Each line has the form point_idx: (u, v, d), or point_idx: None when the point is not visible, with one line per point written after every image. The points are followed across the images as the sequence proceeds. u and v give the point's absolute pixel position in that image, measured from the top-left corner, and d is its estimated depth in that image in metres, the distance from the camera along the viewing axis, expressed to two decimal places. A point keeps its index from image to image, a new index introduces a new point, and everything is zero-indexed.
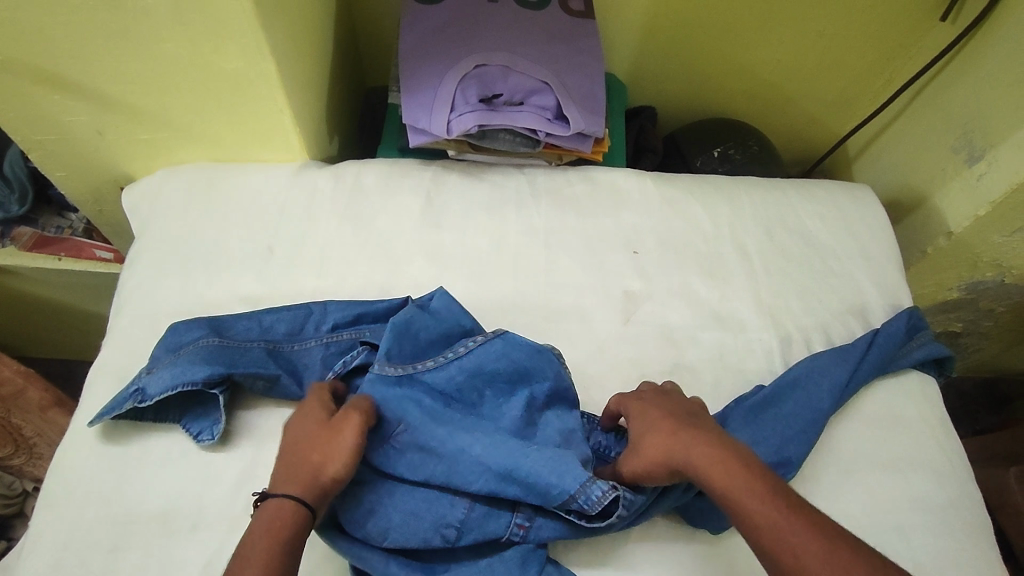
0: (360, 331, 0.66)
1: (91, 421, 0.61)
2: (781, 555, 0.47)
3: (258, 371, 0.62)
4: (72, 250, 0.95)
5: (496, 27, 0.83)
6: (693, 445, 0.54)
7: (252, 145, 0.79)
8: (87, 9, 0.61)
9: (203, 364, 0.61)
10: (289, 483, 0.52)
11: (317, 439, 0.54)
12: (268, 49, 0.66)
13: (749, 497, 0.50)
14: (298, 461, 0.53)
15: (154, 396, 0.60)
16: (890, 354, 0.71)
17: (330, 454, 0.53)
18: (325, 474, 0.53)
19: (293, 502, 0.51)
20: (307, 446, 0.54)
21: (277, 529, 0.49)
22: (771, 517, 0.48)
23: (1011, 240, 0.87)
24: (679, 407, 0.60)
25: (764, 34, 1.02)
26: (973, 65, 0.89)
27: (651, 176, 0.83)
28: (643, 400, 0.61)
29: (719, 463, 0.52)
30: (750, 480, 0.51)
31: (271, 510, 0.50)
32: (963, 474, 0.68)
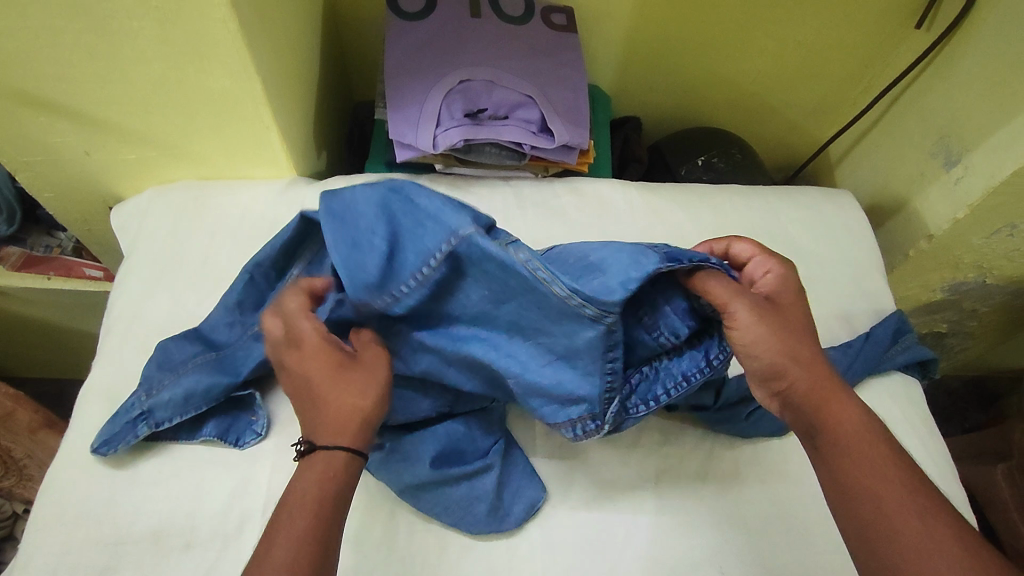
0: (304, 259, 0.68)
1: (97, 451, 0.61)
2: (865, 499, 0.48)
3: (265, 362, 0.64)
4: (62, 269, 0.95)
5: (479, 42, 0.84)
6: (812, 366, 0.53)
7: (240, 162, 0.80)
8: (73, 33, 0.61)
9: (213, 375, 0.63)
10: (332, 431, 0.51)
11: (348, 377, 0.53)
12: (253, 68, 0.67)
13: (859, 432, 0.51)
14: (332, 406, 0.52)
15: (169, 417, 0.62)
16: (874, 357, 0.73)
17: (364, 389, 0.53)
18: (367, 410, 0.53)
19: (345, 448, 0.51)
20: (334, 387, 0.53)
21: (332, 477, 0.50)
22: (876, 465, 0.49)
23: (990, 242, 0.89)
24: (807, 317, 0.56)
25: (745, 43, 1.04)
26: (948, 71, 0.91)
27: (635, 187, 0.84)
28: (782, 290, 0.57)
29: (849, 412, 0.52)
30: (860, 420, 0.52)
31: (321, 460, 0.50)
32: (948, 472, 0.69)
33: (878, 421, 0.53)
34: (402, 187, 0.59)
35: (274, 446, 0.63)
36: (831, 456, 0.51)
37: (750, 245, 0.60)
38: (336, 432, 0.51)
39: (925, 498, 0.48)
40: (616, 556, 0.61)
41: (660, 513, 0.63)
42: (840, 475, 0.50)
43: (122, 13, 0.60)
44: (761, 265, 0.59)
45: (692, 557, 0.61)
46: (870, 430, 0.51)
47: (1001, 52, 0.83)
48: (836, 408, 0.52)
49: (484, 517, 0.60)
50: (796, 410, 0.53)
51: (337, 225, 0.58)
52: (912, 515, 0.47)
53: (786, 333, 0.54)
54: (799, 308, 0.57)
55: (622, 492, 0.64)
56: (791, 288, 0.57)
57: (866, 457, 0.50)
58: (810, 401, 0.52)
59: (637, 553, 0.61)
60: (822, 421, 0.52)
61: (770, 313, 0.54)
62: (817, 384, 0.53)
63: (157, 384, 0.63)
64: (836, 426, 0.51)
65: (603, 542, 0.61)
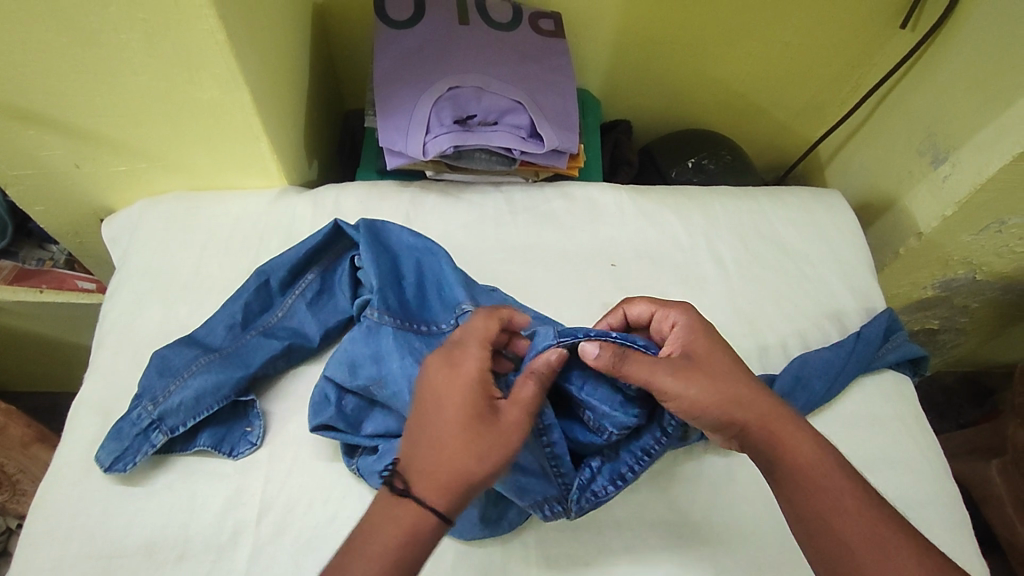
0: (320, 266, 0.72)
1: (106, 470, 0.61)
2: (825, 529, 0.51)
3: (272, 354, 0.66)
4: (54, 282, 0.95)
5: (468, 49, 0.85)
6: (756, 405, 0.56)
7: (230, 173, 0.80)
8: (61, 46, 0.61)
9: (220, 372, 0.64)
10: (436, 487, 0.50)
11: (481, 437, 0.51)
12: (242, 79, 0.67)
13: (813, 460, 0.53)
14: (449, 460, 0.50)
15: (182, 422, 0.62)
16: (865, 356, 0.73)
17: (489, 460, 0.51)
18: (478, 480, 0.51)
19: (439, 513, 0.50)
20: (465, 443, 0.51)
21: (411, 539, 0.49)
22: (835, 491, 0.52)
23: (979, 238, 0.89)
24: (733, 360, 0.58)
25: (732, 46, 1.05)
26: (934, 69, 0.92)
27: (626, 190, 0.85)
28: (702, 337, 0.59)
29: (802, 449, 0.54)
30: (818, 449, 0.54)
31: (408, 510, 0.50)
32: (940, 469, 0.69)
33: (832, 445, 0.55)
34: (379, 227, 0.71)
35: (268, 456, 0.63)
36: (791, 493, 0.53)
37: (646, 304, 0.63)
38: (439, 486, 0.50)
39: (876, 515, 0.51)
40: (611, 559, 0.61)
41: (654, 515, 0.64)
42: (803, 509, 0.52)
43: (109, 26, 0.60)
44: (663, 317, 0.62)
45: (685, 559, 0.62)
46: (827, 455, 0.54)
47: (984, 50, 0.84)
48: (791, 442, 0.54)
49: (478, 525, 0.60)
50: (753, 450, 0.55)
51: (380, 257, 0.69)
52: (870, 540, 0.50)
53: (718, 384, 0.56)
54: (722, 355, 0.58)
55: (616, 495, 0.64)
56: (702, 335, 0.59)
57: (828, 490, 0.52)
58: (765, 438, 0.55)
59: (631, 555, 0.61)
60: (779, 458, 0.54)
61: (693, 372, 0.56)
62: (769, 425, 0.55)
63: (161, 393, 0.63)
64: (793, 460, 0.54)
65: (598, 545, 0.62)
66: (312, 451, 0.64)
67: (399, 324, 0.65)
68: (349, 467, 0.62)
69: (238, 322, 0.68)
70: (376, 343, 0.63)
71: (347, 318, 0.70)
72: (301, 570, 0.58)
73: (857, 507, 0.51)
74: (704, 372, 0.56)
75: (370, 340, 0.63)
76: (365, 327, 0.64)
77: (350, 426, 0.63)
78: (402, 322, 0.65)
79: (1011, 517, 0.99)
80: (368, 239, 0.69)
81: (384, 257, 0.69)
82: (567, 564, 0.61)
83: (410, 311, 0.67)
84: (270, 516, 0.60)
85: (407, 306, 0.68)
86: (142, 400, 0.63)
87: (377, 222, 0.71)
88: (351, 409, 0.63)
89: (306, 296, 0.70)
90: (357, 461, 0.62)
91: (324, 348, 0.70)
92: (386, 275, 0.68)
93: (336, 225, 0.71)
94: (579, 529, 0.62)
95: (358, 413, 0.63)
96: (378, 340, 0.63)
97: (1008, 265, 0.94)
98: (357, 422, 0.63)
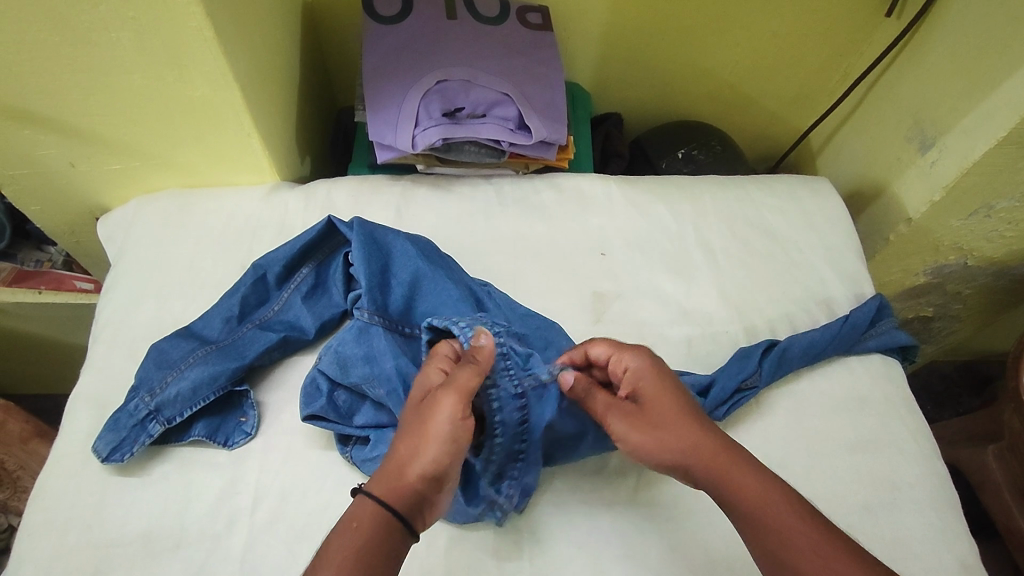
0: (314, 261, 0.72)
1: (103, 460, 0.62)
2: (778, 563, 0.50)
3: (268, 347, 0.67)
4: (52, 283, 0.96)
5: (456, 43, 0.86)
6: (700, 448, 0.56)
7: (223, 169, 0.81)
8: (51, 45, 0.62)
9: (216, 364, 0.65)
10: (380, 483, 0.51)
11: (418, 425, 0.53)
12: (232, 75, 0.68)
13: (768, 498, 0.52)
14: (394, 452, 0.52)
15: (178, 414, 0.63)
16: (850, 339, 0.74)
17: (426, 445, 0.52)
18: (418, 466, 0.51)
19: (385, 506, 0.49)
20: (406, 436, 0.53)
21: (360, 531, 0.48)
22: (781, 521, 0.51)
23: (968, 223, 0.90)
24: (681, 396, 0.59)
25: (720, 37, 1.05)
26: (920, 56, 0.92)
27: (614, 180, 0.85)
28: (653, 373, 0.60)
29: (749, 483, 0.53)
30: (765, 485, 0.53)
31: (357, 506, 0.50)
32: (928, 450, 0.70)
33: (785, 481, 0.54)
34: (372, 229, 0.71)
35: (261, 445, 0.64)
36: (745, 527, 0.52)
37: (604, 347, 0.62)
38: (378, 478, 0.51)
39: (825, 544, 0.49)
40: (603, 543, 0.61)
41: (644, 498, 0.64)
42: (755, 542, 0.52)
43: (101, 24, 0.61)
44: (618, 362, 0.61)
45: (675, 541, 0.62)
46: (777, 484, 0.53)
47: (968, 36, 0.84)
48: (739, 480, 0.54)
49: (469, 509, 0.60)
50: (706, 489, 0.55)
51: (371, 257, 0.69)
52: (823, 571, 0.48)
53: (663, 432, 0.57)
54: (670, 392, 0.59)
55: (607, 480, 0.65)
56: (660, 378, 0.60)
57: (781, 530, 0.51)
58: (713, 478, 0.54)
59: (623, 539, 0.62)
60: (727, 495, 0.54)
61: (635, 419, 0.59)
62: (711, 460, 0.55)
63: (158, 384, 0.64)
64: (743, 498, 0.53)
65: (590, 529, 0.62)
66: (305, 441, 0.65)
67: (387, 326, 0.66)
68: (342, 454, 0.63)
69: (235, 314, 0.69)
70: (368, 344, 0.64)
71: (343, 312, 0.71)
72: (294, 558, 0.59)
73: (809, 530, 0.50)
74: (648, 419, 0.58)
75: (360, 342, 0.64)
76: (356, 329, 0.65)
77: (341, 417, 0.63)
78: (388, 322, 0.67)
79: (1006, 500, 0.99)
80: (363, 244, 0.69)
81: (375, 260, 0.69)
82: (559, 548, 0.61)
83: (394, 313, 0.68)
84: (263, 504, 0.61)
85: (392, 307, 0.68)
86: (139, 391, 0.64)
87: (371, 223, 0.71)
88: (343, 403, 0.64)
89: (297, 295, 0.71)
90: (350, 448, 0.63)
91: (319, 340, 0.71)
92: (374, 278, 0.68)
93: (329, 222, 0.71)
94: (570, 514, 0.63)
95: (350, 407, 0.64)
96: (368, 342, 0.64)
97: (998, 250, 0.95)
98: (348, 413, 0.64)
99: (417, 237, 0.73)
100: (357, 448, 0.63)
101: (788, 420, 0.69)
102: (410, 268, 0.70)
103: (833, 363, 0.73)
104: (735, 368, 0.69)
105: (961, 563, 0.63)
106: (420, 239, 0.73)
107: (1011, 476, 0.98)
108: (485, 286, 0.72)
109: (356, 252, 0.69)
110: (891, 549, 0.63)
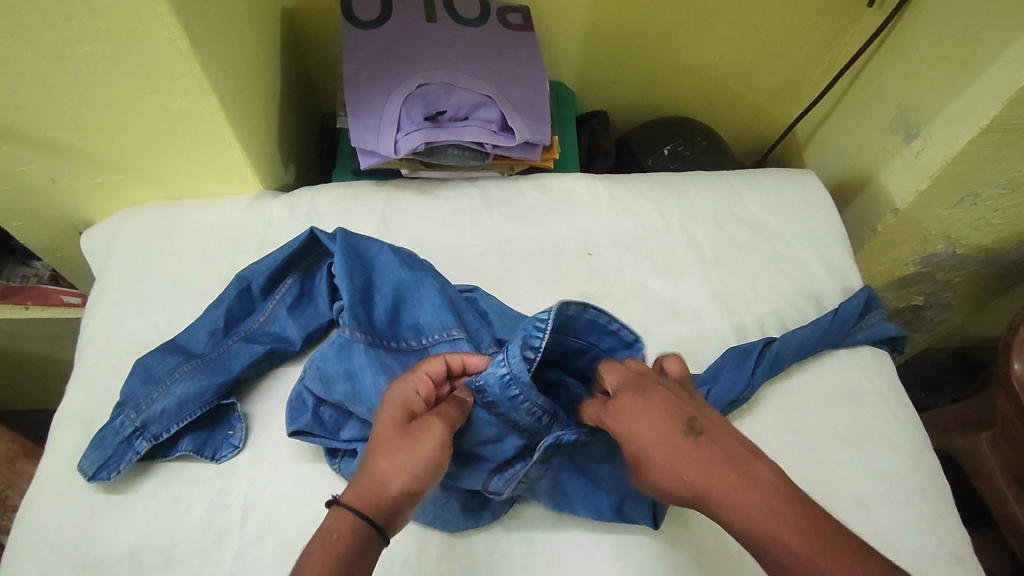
0: (298, 272, 0.72)
1: (90, 479, 0.61)
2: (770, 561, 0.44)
3: (254, 361, 0.67)
4: (39, 298, 0.95)
5: (436, 46, 0.85)
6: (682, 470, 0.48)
7: (205, 180, 0.80)
8: (22, 60, 0.61)
9: (202, 379, 0.65)
10: (360, 495, 0.50)
11: (402, 445, 0.51)
12: (210, 85, 0.67)
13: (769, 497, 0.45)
14: (372, 467, 0.51)
15: (165, 430, 0.63)
16: (840, 333, 0.74)
17: (408, 464, 0.51)
18: (398, 483, 0.50)
19: (361, 517, 0.48)
20: (385, 452, 0.51)
21: (339, 541, 0.47)
22: (763, 526, 0.44)
23: (955, 212, 0.90)
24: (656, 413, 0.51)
25: (703, 32, 1.05)
26: (902, 45, 0.92)
27: (600, 180, 0.85)
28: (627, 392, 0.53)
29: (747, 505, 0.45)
30: (758, 498, 0.45)
31: (332, 517, 0.49)
32: (918, 440, 0.70)
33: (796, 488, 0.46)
34: (355, 239, 0.70)
35: (250, 458, 0.64)
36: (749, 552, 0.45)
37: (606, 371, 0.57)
38: (356, 491, 0.50)
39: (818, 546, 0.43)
40: (593, 550, 0.61)
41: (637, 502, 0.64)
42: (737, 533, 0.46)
43: (73, 38, 0.60)
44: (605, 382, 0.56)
45: (667, 541, 0.62)
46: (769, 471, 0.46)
47: (950, 24, 0.84)
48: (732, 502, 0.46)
49: (460, 515, 0.60)
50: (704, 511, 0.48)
51: (354, 270, 0.69)
52: None
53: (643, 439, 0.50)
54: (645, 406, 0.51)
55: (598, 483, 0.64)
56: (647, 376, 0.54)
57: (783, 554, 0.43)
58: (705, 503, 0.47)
59: (614, 544, 0.61)
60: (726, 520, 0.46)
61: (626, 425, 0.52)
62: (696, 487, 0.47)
63: (144, 400, 0.64)
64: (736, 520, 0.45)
65: (581, 538, 0.62)
66: (294, 453, 0.64)
67: (369, 340, 0.66)
68: (331, 465, 0.63)
69: (220, 327, 0.69)
70: (349, 361, 0.64)
71: (329, 320, 0.71)
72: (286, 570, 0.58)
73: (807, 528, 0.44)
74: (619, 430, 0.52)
75: (340, 356, 0.64)
76: (337, 344, 0.65)
77: (328, 432, 0.63)
78: (372, 338, 0.66)
79: (1001, 488, 0.99)
80: (345, 256, 0.69)
81: (359, 273, 0.69)
82: (547, 551, 0.61)
83: (380, 327, 0.68)
84: (253, 518, 0.60)
85: (377, 322, 0.68)
86: (125, 407, 0.63)
87: (355, 235, 0.71)
88: (329, 417, 0.63)
89: (278, 308, 0.70)
90: (339, 459, 0.63)
91: (306, 349, 0.71)
92: (357, 291, 0.68)
93: (312, 233, 0.71)
94: (563, 518, 0.62)
95: (336, 420, 0.64)
96: (349, 359, 0.64)
97: (986, 237, 0.95)
98: (335, 428, 0.63)
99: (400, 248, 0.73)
100: (345, 460, 0.62)
101: (778, 416, 0.69)
102: (393, 280, 0.69)
103: (823, 358, 0.73)
104: (728, 381, 0.68)
105: (955, 555, 0.63)
106: (405, 251, 0.73)
107: (1006, 463, 0.98)
108: (471, 293, 0.72)
109: (338, 265, 0.68)
110: (882, 541, 0.63)
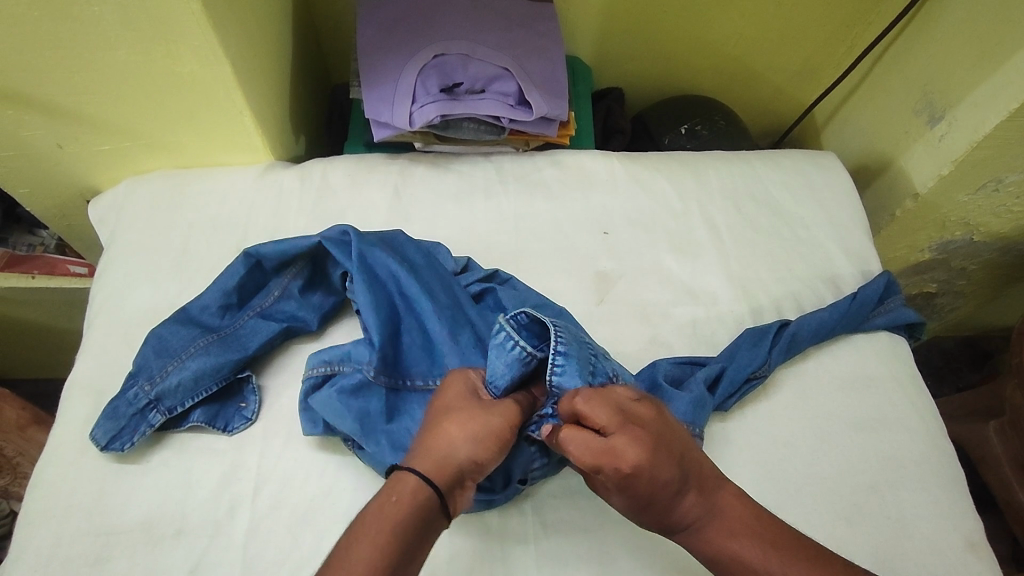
0: (307, 259, 0.70)
1: (105, 450, 0.61)
2: None
3: (269, 339, 0.66)
4: (46, 267, 0.94)
5: (452, 16, 0.83)
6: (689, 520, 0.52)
7: (215, 149, 0.79)
8: (31, 18, 0.59)
9: (218, 354, 0.64)
10: (424, 459, 0.51)
11: (473, 416, 0.54)
12: (222, 50, 0.65)
13: (759, 551, 0.51)
14: (438, 434, 0.53)
15: (179, 404, 0.62)
16: (859, 317, 0.73)
17: (476, 433, 0.53)
18: (462, 450, 0.52)
19: (426, 481, 0.49)
20: (456, 419, 0.53)
21: (399, 503, 0.48)
22: None
23: (976, 198, 0.88)
24: (661, 482, 0.51)
25: (723, 8, 1.02)
26: (930, 25, 0.90)
27: (617, 157, 0.83)
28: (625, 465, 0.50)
29: (732, 542, 0.52)
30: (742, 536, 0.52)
31: (396, 480, 0.50)
32: (932, 425, 0.69)
33: (765, 516, 0.53)
34: (372, 257, 0.67)
35: (262, 430, 0.63)
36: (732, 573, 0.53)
37: (580, 448, 0.51)
38: (421, 456, 0.51)
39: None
40: (607, 529, 0.61)
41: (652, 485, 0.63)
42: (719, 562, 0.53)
43: None
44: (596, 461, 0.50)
45: None
46: (738, 509, 0.53)
47: (982, 4, 0.81)
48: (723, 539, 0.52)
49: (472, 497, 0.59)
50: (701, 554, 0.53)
51: (377, 298, 0.66)
52: None
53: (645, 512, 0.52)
54: (647, 479, 0.51)
55: None
56: (638, 437, 0.51)
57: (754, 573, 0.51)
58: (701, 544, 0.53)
59: (627, 524, 0.61)
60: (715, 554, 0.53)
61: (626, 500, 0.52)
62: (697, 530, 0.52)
63: (158, 372, 0.63)
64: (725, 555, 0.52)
65: (593, 516, 0.61)
66: None
67: (389, 383, 0.63)
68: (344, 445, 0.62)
69: (233, 301, 0.68)
70: (367, 401, 0.62)
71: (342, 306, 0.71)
72: (299, 543, 0.58)
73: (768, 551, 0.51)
74: (641, 506, 0.52)
75: (356, 397, 0.61)
76: (357, 382, 0.62)
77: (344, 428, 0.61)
78: (392, 380, 0.64)
79: (1006, 476, 0.98)
80: (365, 278, 0.66)
81: (381, 302, 0.66)
82: (561, 530, 0.61)
83: (401, 362, 0.65)
84: (266, 491, 0.60)
85: (399, 356, 0.66)
86: (138, 379, 0.63)
87: (372, 250, 0.67)
88: None
89: (288, 288, 0.69)
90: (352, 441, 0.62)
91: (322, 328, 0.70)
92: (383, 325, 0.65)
93: (321, 241, 0.68)
94: (574, 498, 0.62)
95: None
96: (367, 399, 0.62)
97: (1005, 225, 0.94)
98: None
99: (419, 264, 0.69)
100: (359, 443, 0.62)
101: (793, 400, 0.69)
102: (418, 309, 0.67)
103: (841, 343, 0.73)
104: (744, 359, 0.68)
105: (967, 542, 0.63)
106: (419, 249, 0.70)
107: (1012, 451, 0.97)
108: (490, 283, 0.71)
109: (360, 291, 0.66)
110: (894, 525, 0.63)
